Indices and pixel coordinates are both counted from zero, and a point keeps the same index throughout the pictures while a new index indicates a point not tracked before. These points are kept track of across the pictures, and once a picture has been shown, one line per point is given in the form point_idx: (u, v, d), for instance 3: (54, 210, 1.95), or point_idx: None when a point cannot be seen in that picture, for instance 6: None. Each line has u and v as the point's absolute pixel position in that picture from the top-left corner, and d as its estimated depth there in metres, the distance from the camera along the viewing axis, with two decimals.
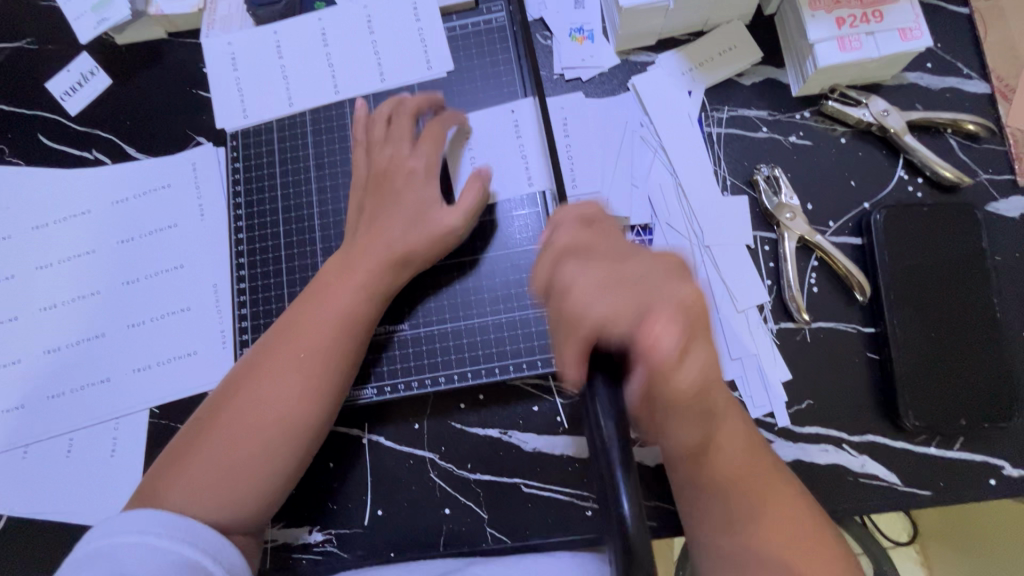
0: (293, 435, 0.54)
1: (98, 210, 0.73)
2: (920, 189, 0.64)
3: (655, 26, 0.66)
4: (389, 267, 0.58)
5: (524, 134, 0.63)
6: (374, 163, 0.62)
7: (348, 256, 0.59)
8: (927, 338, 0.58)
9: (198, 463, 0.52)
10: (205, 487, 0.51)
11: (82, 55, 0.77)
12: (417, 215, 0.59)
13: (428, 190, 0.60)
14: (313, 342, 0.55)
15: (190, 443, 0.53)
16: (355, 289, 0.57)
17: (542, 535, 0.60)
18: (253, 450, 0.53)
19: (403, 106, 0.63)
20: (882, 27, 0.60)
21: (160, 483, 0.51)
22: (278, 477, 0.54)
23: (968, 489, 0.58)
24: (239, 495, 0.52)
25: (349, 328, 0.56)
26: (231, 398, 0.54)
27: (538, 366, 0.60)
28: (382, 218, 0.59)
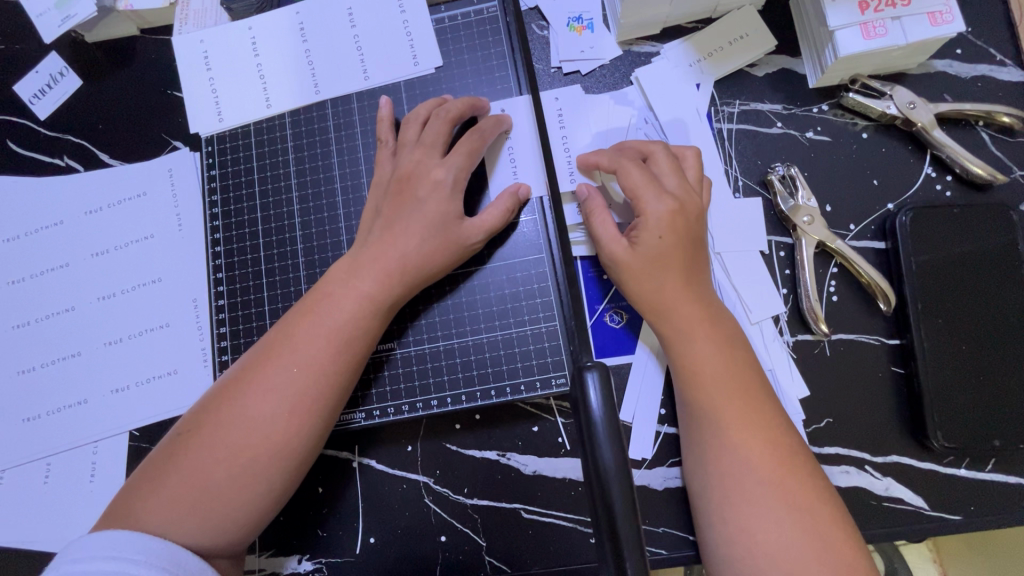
0: (282, 454, 0.49)
1: (71, 220, 0.69)
2: (949, 188, 0.59)
3: (660, 14, 0.61)
4: (390, 276, 0.53)
5: (516, 136, 0.58)
6: (400, 164, 0.56)
7: (355, 261, 0.54)
8: (958, 351, 0.54)
9: (178, 479, 0.48)
10: (186, 506, 0.47)
11: (50, 55, 0.72)
12: (434, 228, 0.53)
13: (452, 204, 0.54)
14: (308, 354, 0.51)
15: (168, 459, 0.49)
16: (355, 298, 0.52)
17: (543, 564, 0.57)
18: (237, 468, 0.48)
19: (445, 108, 0.56)
20: (910, 11, 0.55)
21: (139, 498, 0.48)
22: (257, 498, 0.49)
23: (1001, 513, 0.54)
24: (220, 517, 0.48)
25: (348, 343, 0.52)
26: (217, 410, 0.50)
27: (538, 388, 0.56)
28: (398, 226, 0.53)
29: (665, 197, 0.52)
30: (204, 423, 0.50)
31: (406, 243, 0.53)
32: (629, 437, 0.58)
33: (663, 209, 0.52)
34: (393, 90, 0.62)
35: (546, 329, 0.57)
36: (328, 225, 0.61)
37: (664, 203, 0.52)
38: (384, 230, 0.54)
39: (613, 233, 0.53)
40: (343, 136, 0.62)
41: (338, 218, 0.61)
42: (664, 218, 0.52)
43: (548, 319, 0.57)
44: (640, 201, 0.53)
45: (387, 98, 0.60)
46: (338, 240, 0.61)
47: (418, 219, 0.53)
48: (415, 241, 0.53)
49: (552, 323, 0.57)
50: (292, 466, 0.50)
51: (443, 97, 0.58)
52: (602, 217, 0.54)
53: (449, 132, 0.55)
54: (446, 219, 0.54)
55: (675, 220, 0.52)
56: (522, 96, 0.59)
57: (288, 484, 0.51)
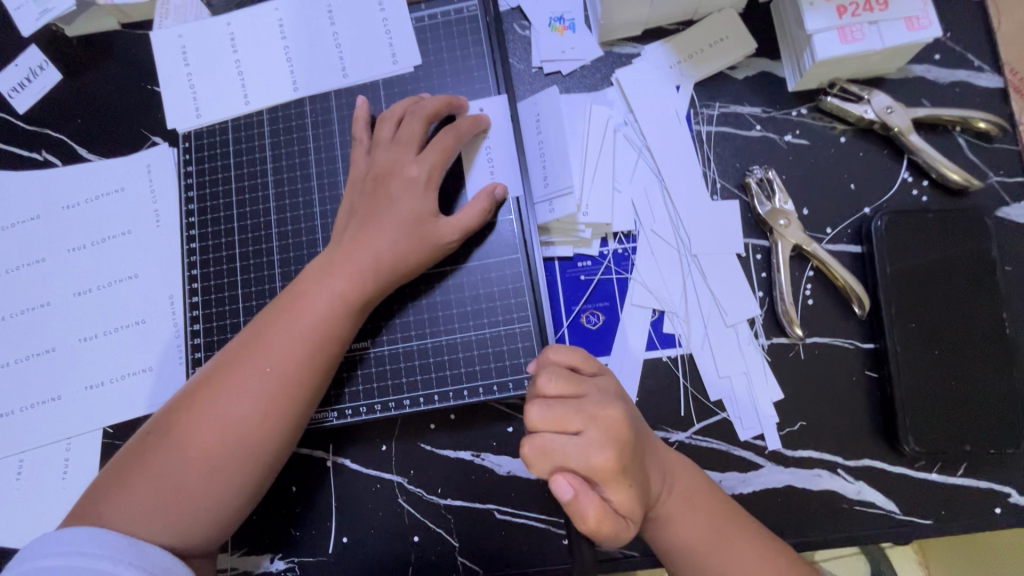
0: (255, 454, 0.49)
1: (48, 215, 0.69)
2: (925, 193, 0.59)
3: (640, 15, 0.61)
4: (363, 276, 0.52)
5: (495, 136, 0.58)
6: (375, 162, 0.55)
7: (330, 259, 0.53)
8: (930, 357, 0.54)
9: (147, 479, 0.48)
10: (154, 506, 0.47)
11: (29, 49, 0.72)
12: (408, 226, 0.53)
13: (427, 201, 0.54)
14: (282, 355, 0.50)
15: (137, 457, 0.49)
16: (328, 298, 0.52)
17: (517, 564, 0.57)
18: (209, 468, 0.48)
19: (421, 106, 0.56)
20: (887, 16, 0.55)
21: (105, 497, 0.47)
22: (229, 498, 0.49)
23: (973, 518, 0.54)
24: (188, 516, 0.48)
25: (322, 343, 0.51)
26: (187, 410, 0.49)
27: (511, 389, 0.56)
28: (372, 225, 0.53)
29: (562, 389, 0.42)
30: (173, 425, 0.49)
31: (380, 241, 0.52)
32: None
33: (592, 431, 0.40)
34: (372, 87, 0.62)
35: (520, 330, 0.56)
36: (304, 223, 0.61)
37: (612, 405, 0.41)
38: (358, 229, 0.53)
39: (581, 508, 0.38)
40: (321, 134, 0.62)
41: (315, 216, 0.61)
42: (598, 459, 0.39)
43: (523, 320, 0.57)
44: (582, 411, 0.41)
45: (364, 98, 0.60)
46: (315, 238, 0.61)
47: (393, 218, 0.53)
48: (390, 239, 0.53)
49: (526, 324, 0.56)
50: (261, 465, 0.50)
51: (420, 95, 0.58)
52: (541, 419, 0.41)
53: (425, 129, 0.55)
54: (421, 219, 0.53)
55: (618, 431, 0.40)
56: (500, 95, 0.59)
57: (259, 482, 0.51)
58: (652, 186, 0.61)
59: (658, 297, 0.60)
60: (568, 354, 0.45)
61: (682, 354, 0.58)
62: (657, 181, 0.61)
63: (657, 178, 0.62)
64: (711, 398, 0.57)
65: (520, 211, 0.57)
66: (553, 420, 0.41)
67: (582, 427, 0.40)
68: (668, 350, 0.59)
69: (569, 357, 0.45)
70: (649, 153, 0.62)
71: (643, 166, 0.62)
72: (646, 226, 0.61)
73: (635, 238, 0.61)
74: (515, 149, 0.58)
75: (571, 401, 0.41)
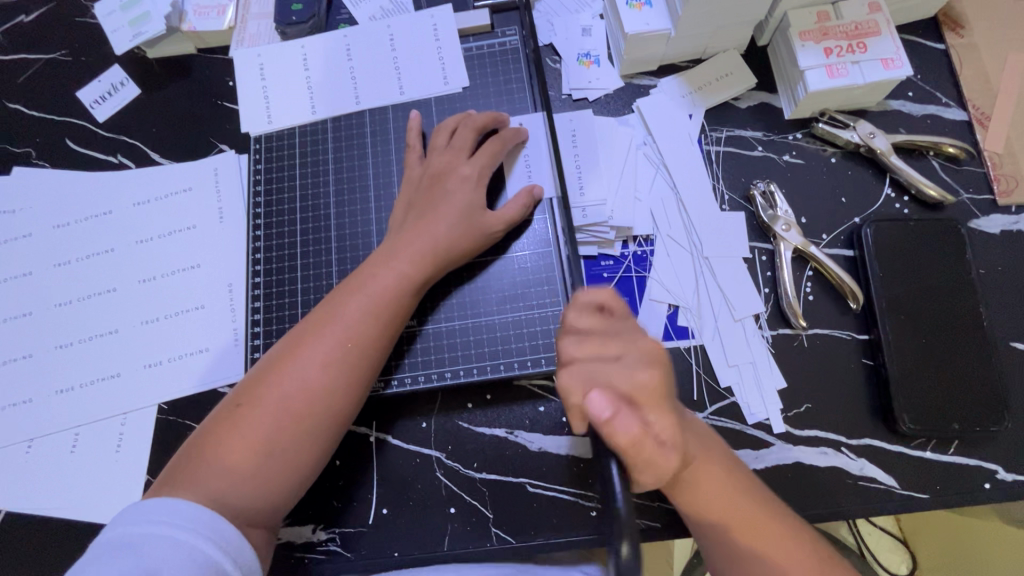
0: (334, 418, 0.55)
1: (119, 210, 0.75)
2: (907, 207, 0.68)
3: (658, 52, 0.72)
4: (424, 263, 0.59)
5: (532, 146, 0.67)
6: (431, 166, 0.64)
7: (393, 246, 0.60)
8: (918, 345, 0.61)
9: (238, 445, 0.52)
10: (248, 468, 0.52)
11: (114, 67, 0.81)
12: (462, 217, 0.60)
13: (476, 196, 0.62)
14: (358, 330, 0.56)
15: (226, 427, 0.53)
16: (393, 281, 0.58)
17: (546, 535, 0.60)
18: (291, 433, 0.53)
19: (471, 119, 0.65)
20: (867, 57, 0.65)
21: (200, 462, 0.52)
22: (313, 459, 0.55)
23: (964, 493, 0.59)
24: (272, 477, 0.53)
25: (391, 319, 0.58)
26: (271, 380, 0.54)
27: (542, 364, 0.63)
28: (430, 216, 0.60)
29: (588, 323, 0.49)
30: (253, 399, 0.54)
31: (437, 229, 0.60)
32: None
33: (629, 353, 0.47)
34: (425, 105, 0.71)
35: (552, 313, 0.64)
36: (360, 216, 0.69)
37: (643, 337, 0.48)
38: (418, 220, 0.61)
39: (624, 432, 0.43)
40: (378, 140, 0.71)
41: (370, 211, 0.69)
42: (637, 377, 0.46)
43: (553, 304, 0.64)
44: (616, 340, 0.48)
45: (417, 113, 0.69)
46: (369, 231, 0.68)
47: (449, 210, 0.60)
48: (446, 227, 0.60)
49: (556, 308, 0.64)
50: (334, 431, 0.56)
51: (468, 110, 0.67)
52: (579, 348, 0.48)
53: (475, 139, 0.64)
54: (474, 213, 0.61)
55: (652, 356, 0.47)
56: (538, 112, 0.69)
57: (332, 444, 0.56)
58: (667, 197, 0.70)
59: (673, 294, 0.67)
60: (596, 293, 0.50)
61: (695, 344, 0.65)
62: (671, 192, 0.70)
63: (671, 189, 0.70)
64: (723, 383, 0.63)
65: (552, 210, 0.66)
66: (590, 347, 0.47)
67: (618, 353, 0.47)
68: (683, 341, 0.65)
69: (597, 296, 0.50)
70: (665, 168, 0.71)
71: (660, 180, 0.70)
72: (663, 230, 0.69)
73: (654, 242, 0.69)
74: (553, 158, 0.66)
75: (605, 334, 0.48)
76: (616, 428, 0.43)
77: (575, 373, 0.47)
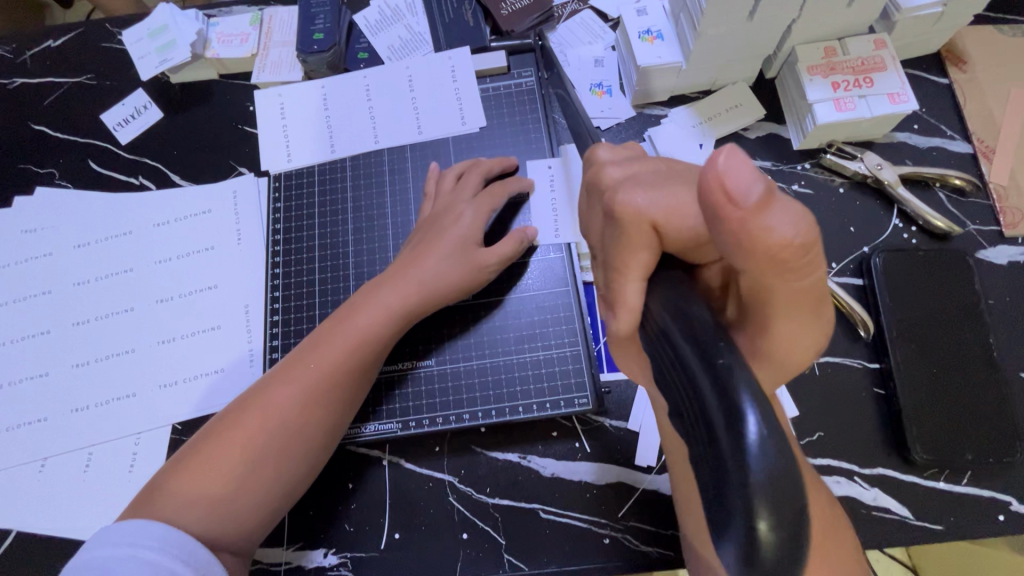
0: (298, 448, 0.56)
1: (139, 231, 0.77)
2: (914, 236, 0.69)
3: (669, 84, 0.74)
4: (414, 298, 0.61)
5: (558, 188, 0.70)
6: (434, 207, 0.68)
7: (379, 280, 0.63)
8: (929, 375, 0.61)
9: (201, 469, 0.53)
10: (209, 491, 0.52)
11: (138, 92, 0.83)
12: (452, 252, 0.63)
13: (471, 233, 0.65)
14: (332, 359, 0.58)
15: (195, 449, 0.54)
16: (377, 314, 0.60)
17: (559, 563, 0.60)
18: (258, 459, 0.54)
19: (478, 166, 0.69)
20: (873, 91, 0.67)
21: (164, 485, 0.52)
22: (273, 488, 0.55)
23: (979, 524, 0.59)
24: (232, 503, 0.53)
25: (365, 351, 0.59)
26: (246, 406, 0.57)
27: (561, 406, 0.63)
28: (419, 253, 0.63)
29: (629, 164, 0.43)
30: (231, 425, 0.55)
31: (426, 263, 0.62)
32: (636, 444, 0.63)
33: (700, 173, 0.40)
34: (443, 145, 0.75)
35: (571, 352, 0.65)
36: (378, 252, 0.72)
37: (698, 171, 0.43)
38: (411, 255, 0.64)
39: (777, 225, 0.30)
40: (397, 178, 0.74)
41: (387, 247, 0.72)
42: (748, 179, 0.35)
43: (573, 344, 0.65)
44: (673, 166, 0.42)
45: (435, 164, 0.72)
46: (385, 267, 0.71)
47: (437, 244, 0.63)
48: (433, 262, 0.62)
49: (576, 347, 0.65)
50: (300, 460, 0.56)
51: (477, 158, 0.72)
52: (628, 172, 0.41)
53: (479, 183, 0.68)
54: (467, 247, 0.64)
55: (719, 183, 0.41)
56: (559, 156, 0.72)
57: (305, 477, 0.57)
58: None
59: None
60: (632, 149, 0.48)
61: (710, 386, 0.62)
62: None
63: None
64: None
65: (570, 252, 0.68)
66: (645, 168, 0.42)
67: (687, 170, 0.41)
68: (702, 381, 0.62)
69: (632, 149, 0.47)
70: None
71: None
72: None
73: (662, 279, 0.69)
74: (573, 203, 0.69)
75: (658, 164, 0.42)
76: (771, 217, 0.30)
77: (647, 189, 0.38)
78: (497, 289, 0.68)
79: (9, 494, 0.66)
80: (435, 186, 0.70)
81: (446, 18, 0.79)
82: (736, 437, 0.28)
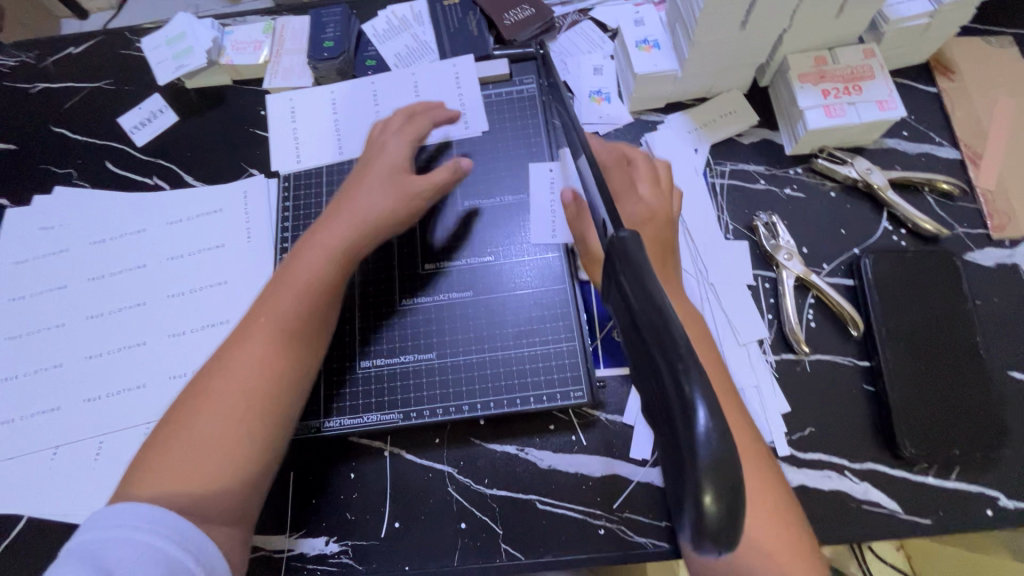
0: (265, 397, 0.54)
1: (152, 228, 0.79)
2: (904, 239, 0.71)
3: (665, 91, 0.76)
4: (354, 222, 0.63)
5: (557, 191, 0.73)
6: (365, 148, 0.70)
7: (319, 223, 0.64)
8: (916, 371, 0.62)
9: (171, 449, 0.50)
10: (181, 467, 0.50)
11: (154, 96, 0.87)
12: (385, 181, 0.65)
13: (400, 161, 0.67)
14: (284, 305, 0.58)
15: (160, 437, 0.52)
16: (325, 245, 0.61)
17: (555, 552, 0.61)
18: (226, 419, 0.52)
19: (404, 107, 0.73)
20: (862, 98, 0.70)
21: (135, 477, 0.50)
22: (250, 446, 0.53)
23: (968, 520, 0.60)
24: (210, 471, 0.50)
25: (318, 290, 0.60)
26: (204, 377, 0.55)
27: (558, 399, 0.65)
28: (354, 188, 0.65)
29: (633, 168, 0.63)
30: (200, 390, 0.54)
31: (364, 198, 0.64)
32: (631, 438, 0.64)
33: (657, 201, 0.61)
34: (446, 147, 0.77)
35: (568, 348, 0.67)
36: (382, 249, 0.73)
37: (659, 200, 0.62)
38: (345, 195, 0.65)
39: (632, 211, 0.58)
40: None
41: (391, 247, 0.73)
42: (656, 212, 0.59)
43: (570, 339, 0.67)
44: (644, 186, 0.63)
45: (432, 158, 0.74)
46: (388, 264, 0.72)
47: (372, 179, 0.66)
48: (370, 194, 0.64)
49: (572, 343, 0.67)
50: (271, 411, 0.54)
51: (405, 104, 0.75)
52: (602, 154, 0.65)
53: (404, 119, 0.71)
54: (398, 173, 0.66)
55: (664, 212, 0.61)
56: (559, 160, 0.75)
57: (278, 426, 0.55)
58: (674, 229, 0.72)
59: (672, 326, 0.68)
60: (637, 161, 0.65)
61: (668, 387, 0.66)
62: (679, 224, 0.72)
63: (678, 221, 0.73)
64: None
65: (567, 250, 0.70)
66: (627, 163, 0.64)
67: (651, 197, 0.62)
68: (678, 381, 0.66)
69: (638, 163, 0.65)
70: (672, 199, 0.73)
71: None
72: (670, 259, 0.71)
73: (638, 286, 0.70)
74: None
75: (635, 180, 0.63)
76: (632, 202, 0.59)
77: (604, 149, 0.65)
78: (498, 287, 0.70)
79: (20, 480, 0.68)
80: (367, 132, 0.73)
81: (451, 28, 0.82)
82: (691, 429, 0.29)
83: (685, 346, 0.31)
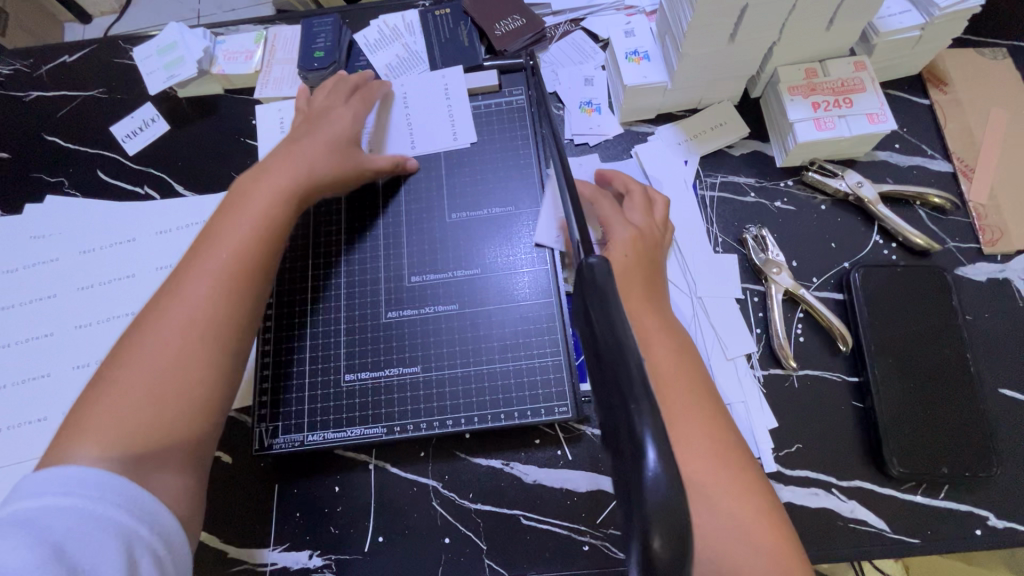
0: (221, 332, 0.54)
1: (142, 238, 0.80)
2: (894, 253, 0.70)
3: (655, 102, 0.76)
4: (302, 171, 0.64)
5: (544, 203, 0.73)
6: (307, 113, 0.72)
7: (265, 170, 0.64)
8: (905, 390, 0.62)
9: (120, 391, 0.50)
10: (138, 409, 0.50)
11: (146, 105, 0.87)
12: (334, 142, 0.68)
13: (348, 127, 0.70)
14: (233, 243, 0.57)
15: (104, 380, 0.51)
16: (266, 192, 0.61)
17: (539, 568, 0.61)
18: (180, 354, 0.52)
19: (344, 80, 0.75)
20: (852, 111, 0.69)
21: (80, 429, 0.49)
22: (208, 377, 0.53)
23: (956, 539, 0.59)
24: (170, 413, 0.51)
25: (271, 230, 0.60)
26: (149, 317, 0.54)
27: (542, 414, 0.64)
28: (300, 144, 0.66)
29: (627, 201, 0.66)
30: (146, 330, 0.53)
31: (312, 154, 0.66)
32: None
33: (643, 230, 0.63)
34: (435, 158, 0.77)
35: (553, 362, 0.66)
36: (369, 262, 0.72)
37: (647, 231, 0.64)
38: (289, 148, 0.66)
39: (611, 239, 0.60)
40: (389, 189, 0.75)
41: (378, 260, 0.72)
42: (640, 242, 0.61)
43: (555, 354, 0.67)
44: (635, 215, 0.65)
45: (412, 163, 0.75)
46: (375, 277, 0.71)
47: (321, 138, 0.67)
48: (320, 152, 0.66)
49: (557, 357, 0.66)
50: (227, 346, 0.55)
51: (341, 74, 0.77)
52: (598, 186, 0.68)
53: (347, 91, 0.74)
54: (347, 140, 0.69)
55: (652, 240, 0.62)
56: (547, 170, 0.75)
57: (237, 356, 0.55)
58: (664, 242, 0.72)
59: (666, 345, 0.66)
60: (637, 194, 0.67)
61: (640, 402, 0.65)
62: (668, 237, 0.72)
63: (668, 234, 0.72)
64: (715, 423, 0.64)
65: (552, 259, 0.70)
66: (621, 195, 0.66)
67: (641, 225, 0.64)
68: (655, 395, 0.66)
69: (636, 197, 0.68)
70: None
71: None
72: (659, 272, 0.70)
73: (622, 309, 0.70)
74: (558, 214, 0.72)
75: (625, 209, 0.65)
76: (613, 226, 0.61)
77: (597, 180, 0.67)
78: (484, 300, 0.69)
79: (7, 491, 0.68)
80: (307, 101, 0.74)
81: (442, 38, 0.82)
82: (642, 468, 0.32)
83: (640, 387, 0.35)
